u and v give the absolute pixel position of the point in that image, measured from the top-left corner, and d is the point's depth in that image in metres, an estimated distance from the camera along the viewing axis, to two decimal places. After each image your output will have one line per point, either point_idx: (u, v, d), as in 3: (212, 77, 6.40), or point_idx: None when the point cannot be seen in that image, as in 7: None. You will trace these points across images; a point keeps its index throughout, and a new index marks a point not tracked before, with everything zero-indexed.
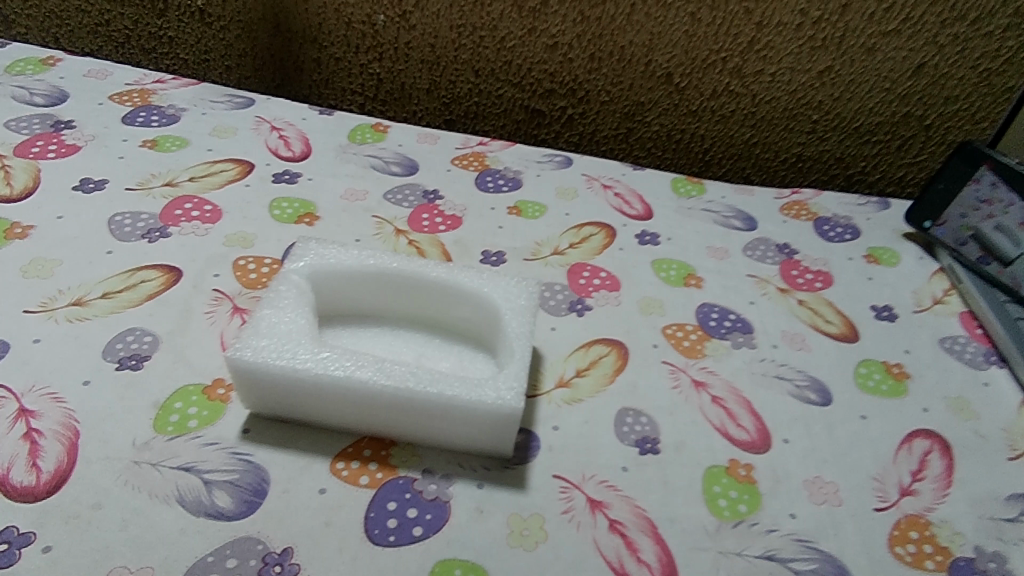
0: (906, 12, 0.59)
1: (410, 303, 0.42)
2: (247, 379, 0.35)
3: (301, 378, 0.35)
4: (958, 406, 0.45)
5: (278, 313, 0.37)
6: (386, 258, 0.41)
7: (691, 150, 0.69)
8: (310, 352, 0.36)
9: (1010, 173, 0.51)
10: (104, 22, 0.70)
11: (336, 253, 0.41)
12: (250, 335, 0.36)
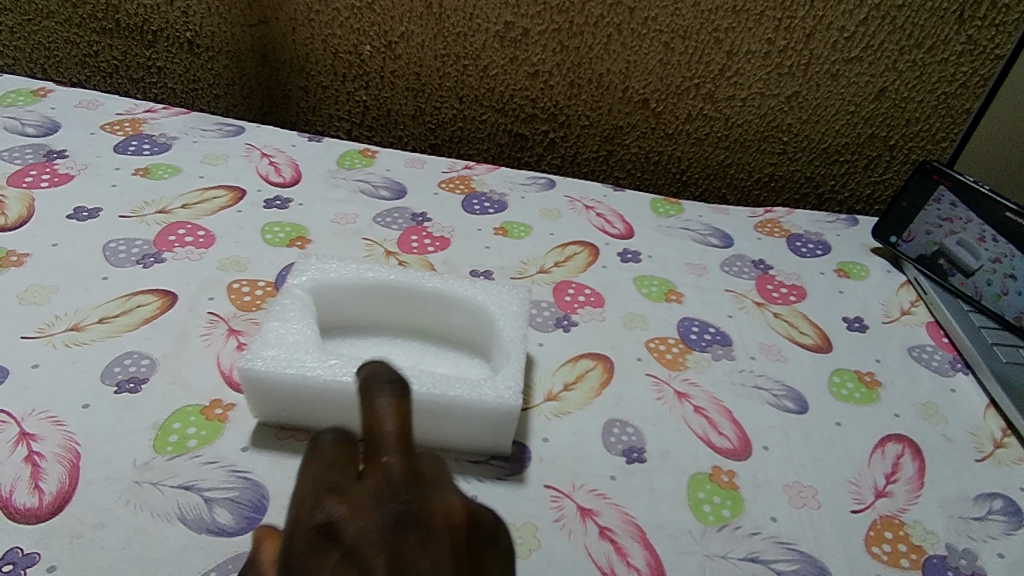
0: (865, 41, 0.62)
1: (407, 311, 0.43)
2: (257, 388, 0.37)
3: (309, 385, 0.36)
4: (926, 411, 0.47)
5: (283, 325, 0.39)
6: (383, 270, 0.43)
7: (669, 171, 0.72)
8: (316, 360, 0.37)
9: (966, 192, 0.55)
10: (93, 53, 0.71)
11: (334, 266, 0.43)
12: (257, 348, 0.37)
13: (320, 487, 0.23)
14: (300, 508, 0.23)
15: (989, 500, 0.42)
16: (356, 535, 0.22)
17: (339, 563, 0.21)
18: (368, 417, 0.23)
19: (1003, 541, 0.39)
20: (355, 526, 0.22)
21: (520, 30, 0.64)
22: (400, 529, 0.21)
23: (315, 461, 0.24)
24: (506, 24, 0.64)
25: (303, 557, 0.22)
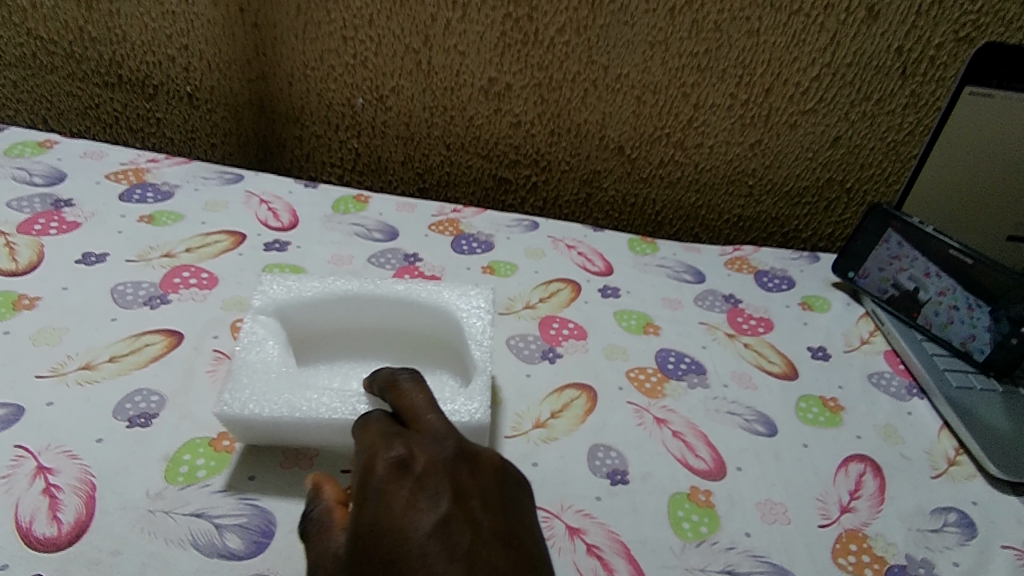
0: (819, 95, 0.68)
1: (370, 318, 0.47)
2: (240, 428, 0.39)
3: (286, 420, 0.38)
4: (885, 432, 0.51)
5: (257, 352, 0.42)
6: (344, 283, 0.47)
7: (644, 212, 0.77)
8: (291, 394, 0.39)
9: (911, 233, 0.60)
10: (95, 106, 0.74)
11: (292, 286, 0.46)
12: (228, 391, 0.39)
13: (386, 437, 0.32)
14: (369, 452, 0.32)
15: (944, 514, 0.45)
16: (426, 462, 0.30)
17: (413, 481, 0.29)
18: (407, 397, 0.36)
19: (957, 550, 0.43)
20: (425, 457, 0.31)
21: (503, 84, 0.69)
22: (457, 459, 0.31)
23: (376, 424, 0.34)
24: (490, 79, 0.69)
25: (383, 480, 0.30)
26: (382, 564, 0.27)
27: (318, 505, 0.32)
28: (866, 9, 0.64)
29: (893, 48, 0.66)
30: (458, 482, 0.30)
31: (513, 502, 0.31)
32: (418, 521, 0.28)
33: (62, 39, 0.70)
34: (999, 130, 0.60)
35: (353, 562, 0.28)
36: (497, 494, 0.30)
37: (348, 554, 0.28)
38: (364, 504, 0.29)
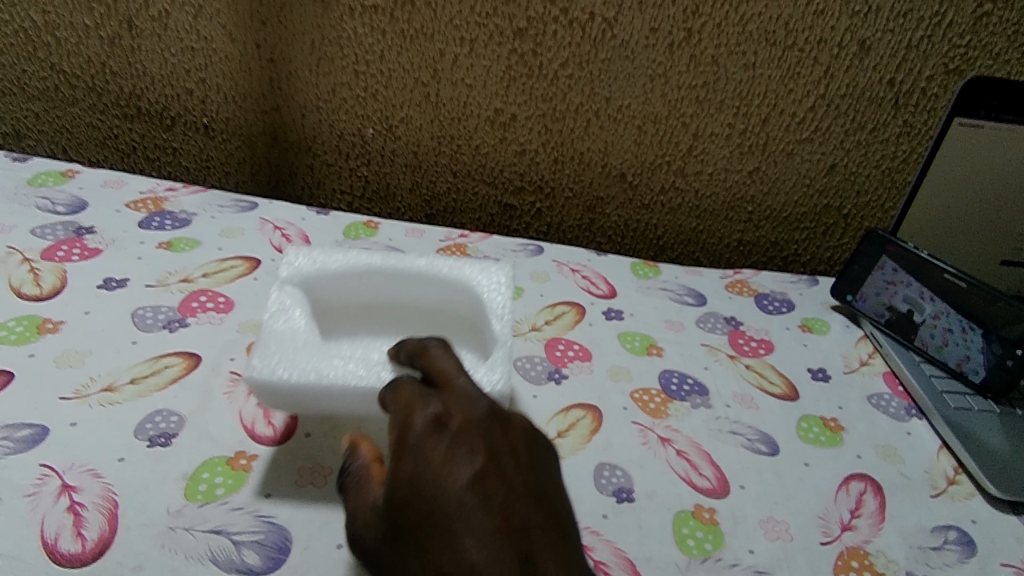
0: (815, 125, 0.71)
1: (391, 292, 0.49)
2: (266, 392, 0.41)
3: (312, 386, 0.40)
4: (885, 452, 0.52)
5: (284, 320, 0.44)
6: (369, 258, 0.49)
7: (646, 237, 0.79)
8: (317, 362, 0.41)
9: (903, 258, 0.62)
10: (113, 136, 0.77)
11: (319, 258, 0.48)
12: (257, 355, 0.41)
13: (421, 398, 0.36)
14: (406, 412, 0.36)
15: (944, 532, 0.46)
16: (461, 423, 0.34)
17: (448, 439, 0.34)
18: (436, 358, 0.39)
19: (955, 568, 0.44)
20: (459, 417, 0.35)
21: (509, 115, 0.72)
22: (489, 420, 0.35)
23: (411, 385, 0.37)
24: (496, 110, 0.71)
25: (420, 437, 0.34)
26: (421, 512, 0.32)
27: (354, 466, 0.36)
28: (858, 44, 0.66)
29: (886, 80, 0.68)
30: (489, 439, 0.34)
31: (540, 458, 0.35)
32: (453, 475, 0.32)
33: (84, 72, 0.72)
34: (990, 159, 0.62)
35: (395, 507, 0.32)
36: (525, 452, 0.34)
37: (390, 500, 0.33)
38: (404, 458, 0.33)
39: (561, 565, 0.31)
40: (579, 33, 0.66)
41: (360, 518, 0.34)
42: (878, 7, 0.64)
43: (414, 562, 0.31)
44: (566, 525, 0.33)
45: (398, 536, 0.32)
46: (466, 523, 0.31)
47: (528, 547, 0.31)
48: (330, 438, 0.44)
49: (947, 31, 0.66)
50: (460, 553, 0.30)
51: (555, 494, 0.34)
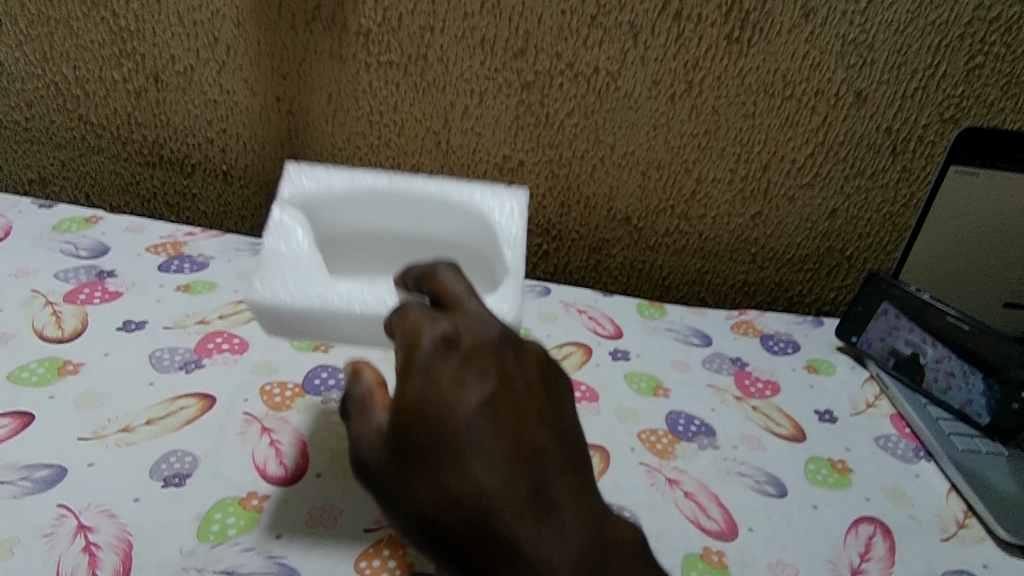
0: (815, 171, 0.73)
1: (386, 213, 0.56)
2: (264, 312, 0.45)
3: (316, 309, 0.44)
4: (893, 494, 0.53)
5: (285, 243, 0.48)
6: (368, 180, 0.55)
7: (651, 277, 0.81)
8: (320, 288, 0.45)
9: (904, 303, 0.63)
10: (135, 183, 0.78)
11: (319, 179, 0.54)
12: (260, 279, 0.45)
13: (428, 316, 0.35)
14: (413, 333, 0.35)
15: None
16: (471, 343, 0.34)
17: (458, 361, 0.34)
18: (444, 280, 0.38)
19: None
20: (469, 338, 0.35)
21: (517, 161, 0.74)
22: (501, 345, 0.35)
23: (417, 304, 0.37)
24: (504, 157, 0.73)
25: (429, 358, 0.34)
26: (432, 436, 0.32)
27: (359, 391, 0.38)
28: (854, 94, 0.69)
29: (882, 128, 0.70)
30: (501, 366, 0.34)
31: (551, 383, 0.36)
32: (464, 399, 0.33)
33: (110, 123, 0.74)
34: (992, 205, 0.63)
35: (403, 430, 0.33)
36: (538, 377, 0.35)
37: (398, 423, 0.33)
38: (412, 379, 0.33)
39: (573, 496, 0.34)
40: (585, 86, 0.68)
41: (365, 441, 0.35)
42: (873, 61, 0.67)
43: (424, 484, 0.32)
44: (577, 453, 0.35)
45: (406, 460, 0.33)
46: (479, 449, 0.32)
47: (543, 476, 0.33)
48: (340, 478, 0.46)
49: (940, 82, 0.68)
50: (473, 478, 0.32)
51: (568, 425, 0.36)
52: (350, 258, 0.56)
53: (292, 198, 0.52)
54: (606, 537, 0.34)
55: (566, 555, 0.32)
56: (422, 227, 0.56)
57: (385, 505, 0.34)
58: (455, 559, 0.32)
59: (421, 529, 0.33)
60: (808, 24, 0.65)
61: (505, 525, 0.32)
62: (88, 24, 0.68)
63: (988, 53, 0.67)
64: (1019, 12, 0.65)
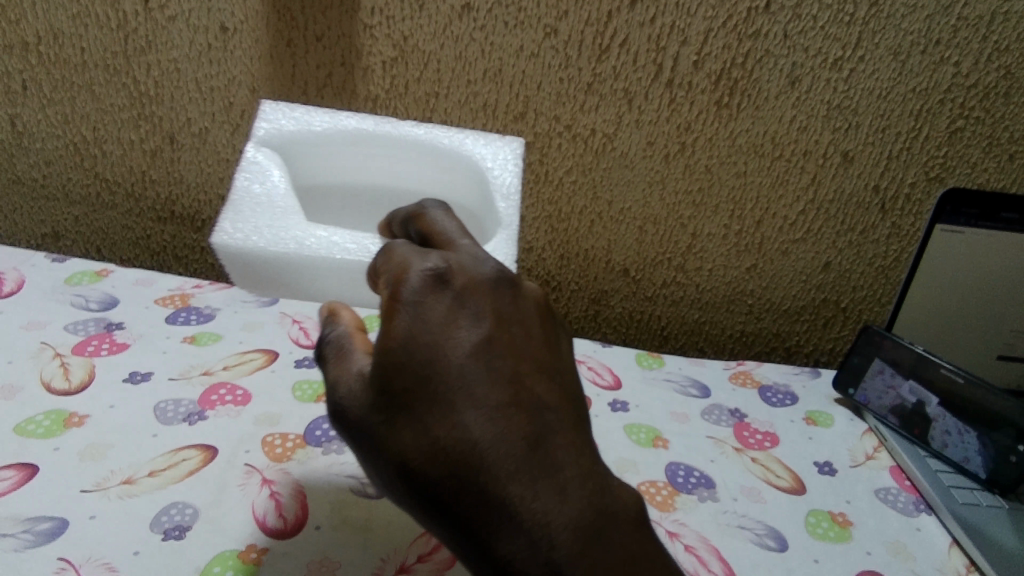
0: (806, 226, 0.75)
1: (359, 156, 0.62)
2: (234, 254, 0.48)
3: (293, 254, 0.48)
4: (896, 549, 0.52)
5: (258, 185, 0.52)
6: (346, 123, 0.60)
7: (651, 327, 0.82)
8: (294, 230, 0.49)
9: (891, 359, 0.65)
10: (146, 237, 0.80)
11: (297, 120, 0.59)
12: (229, 223, 0.48)
13: (417, 253, 0.34)
14: (401, 269, 0.33)
15: None
16: (466, 281, 0.33)
17: (450, 298, 0.32)
18: (435, 223, 0.38)
19: None
20: (461, 276, 0.33)
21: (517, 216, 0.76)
22: (499, 286, 0.34)
23: (404, 244, 0.36)
24: None
25: (417, 293, 0.32)
26: (421, 381, 0.31)
27: (336, 334, 0.35)
28: (841, 155, 0.71)
29: (870, 187, 0.73)
30: (494, 308, 0.33)
31: (546, 333, 0.35)
32: (456, 340, 0.31)
33: (125, 181, 0.76)
34: (980, 260, 0.65)
35: (388, 373, 0.31)
36: (535, 323, 0.35)
37: (381, 365, 0.31)
38: (399, 315, 0.32)
39: (574, 455, 0.32)
40: (582, 146, 0.71)
41: (344, 386, 0.33)
42: (858, 124, 0.70)
43: (412, 433, 0.31)
44: (576, 410, 0.34)
45: (393, 407, 0.31)
46: (472, 396, 0.31)
47: (541, 430, 0.32)
48: (339, 531, 0.46)
49: (924, 144, 0.71)
50: (466, 427, 0.31)
51: (567, 377, 0.35)
52: (322, 202, 0.62)
53: (269, 138, 0.57)
54: (607, 504, 0.33)
55: (564, 521, 0.31)
56: (399, 168, 0.63)
57: (364, 457, 0.33)
58: (442, 514, 0.31)
59: (407, 483, 0.31)
60: (794, 90, 0.68)
61: (498, 482, 0.31)
62: (109, 90, 0.71)
63: (968, 117, 0.70)
64: (996, 80, 0.68)
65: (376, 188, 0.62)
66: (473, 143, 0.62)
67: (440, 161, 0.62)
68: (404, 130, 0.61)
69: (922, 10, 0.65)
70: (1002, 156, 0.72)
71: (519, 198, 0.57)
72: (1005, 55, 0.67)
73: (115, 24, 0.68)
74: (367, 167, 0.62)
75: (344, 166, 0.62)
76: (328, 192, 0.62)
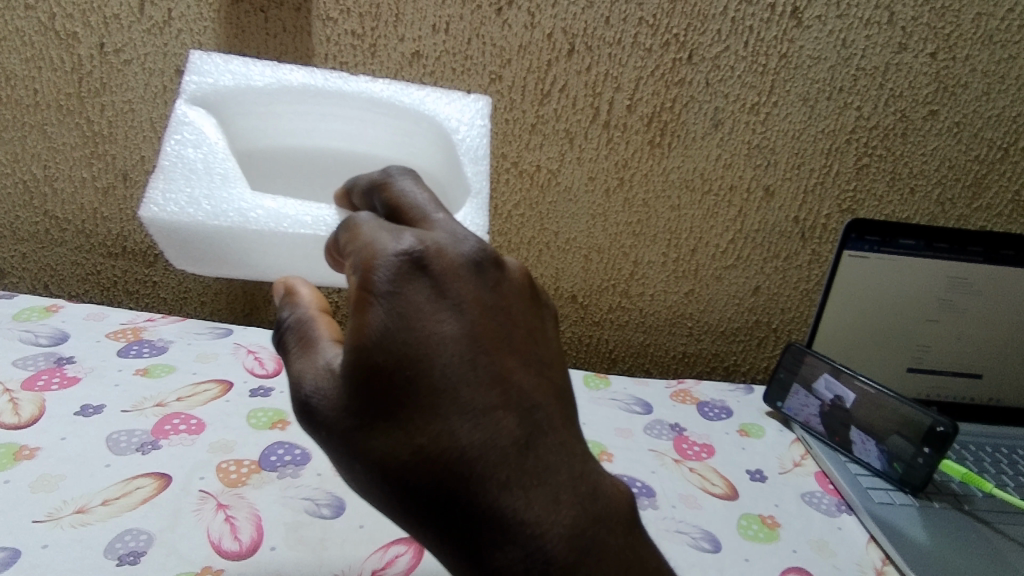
0: (736, 254, 0.81)
1: (304, 120, 0.60)
2: (166, 227, 0.48)
3: (236, 227, 0.48)
4: (819, 546, 0.57)
5: (192, 150, 0.52)
6: (292, 78, 0.57)
7: (599, 350, 0.86)
8: (236, 203, 0.49)
9: (806, 381, 0.71)
10: (95, 272, 0.79)
11: (235, 74, 0.56)
12: (161, 193, 0.49)
13: (387, 233, 0.33)
14: (371, 252, 0.32)
15: None
16: (445, 266, 0.32)
17: (428, 286, 0.31)
18: (407, 192, 0.36)
19: None
20: (439, 260, 0.32)
21: None
22: (481, 270, 0.33)
23: (372, 222, 0.34)
24: None
25: (393, 283, 0.31)
26: (399, 381, 0.30)
27: (296, 319, 0.36)
28: (763, 189, 0.78)
29: (791, 218, 0.80)
30: (476, 294, 0.32)
31: (533, 318, 0.35)
32: (436, 335, 0.31)
33: (75, 218, 0.76)
34: (885, 283, 0.72)
35: (365, 373, 0.31)
36: (519, 308, 0.34)
37: (358, 366, 0.31)
38: (374, 307, 0.31)
39: (563, 456, 0.33)
40: (528, 181, 0.76)
41: (310, 381, 0.33)
42: (776, 162, 0.77)
43: (393, 441, 0.31)
44: (567, 406, 0.34)
45: (371, 411, 0.31)
46: (457, 398, 0.31)
47: (529, 431, 0.32)
48: (293, 551, 0.48)
49: (835, 179, 0.78)
50: (452, 433, 0.30)
51: (553, 370, 0.34)
52: (269, 168, 0.61)
53: (202, 95, 0.55)
54: (600, 508, 0.33)
55: (556, 527, 0.31)
56: (355, 128, 0.61)
57: (342, 463, 0.32)
58: (431, 524, 0.31)
59: (389, 493, 0.31)
60: (718, 132, 0.75)
61: (488, 492, 0.31)
62: (61, 129, 0.72)
63: (872, 155, 0.77)
64: (893, 122, 0.76)
65: (328, 154, 0.61)
66: (437, 101, 0.58)
67: (400, 124, 0.60)
68: (357, 85, 0.57)
69: (825, 61, 0.73)
70: (904, 190, 0.79)
71: (488, 163, 0.56)
72: (900, 100, 0.75)
73: (69, 67, 0.69)
74: (319, 127, 0.61)
75: (293, 128, 0.60)
76: (274, 159, 0.61)
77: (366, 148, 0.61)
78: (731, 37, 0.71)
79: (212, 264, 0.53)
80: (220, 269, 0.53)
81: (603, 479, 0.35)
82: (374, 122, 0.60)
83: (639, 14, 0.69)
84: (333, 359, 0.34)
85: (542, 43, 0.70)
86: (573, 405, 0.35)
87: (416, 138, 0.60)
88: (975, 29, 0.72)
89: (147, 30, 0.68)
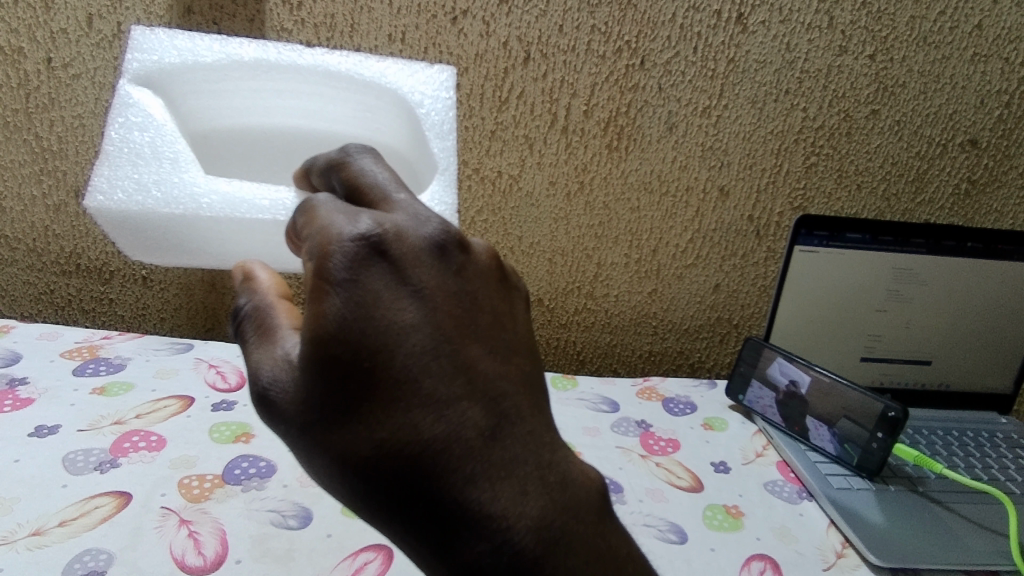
0: (695, 254, 0.83)
1: (258, 100, 0.60)
2: (112, 215, 0.48)
3: (188, 214, 0.48)
4: (782, 533, 0.58)
5: (138, 134, 0.51)
6: (242, 55, 0.56)
7: (567, 352, 0.87)
8: (186, 188, 0.49)
9: (764, 372, 0.74)
10: (48, 291, 0.77)
11: (181, 50, 0.55)
12: (107, 180, 0.48)
13: (344, 217, 0.32)
14: (327, 237, 0.32)
15: None
16: (406, 252, 0.32)
17: (388, 271, 0.31)
18: (368, 173, 0.36)
19: None
20: (399, 244, 0.32)
21: None
22: (444, 256, 0.33)
23: (330, 206, 0.33)
24: None
25: (350, 271, 0.31)
26: (360, 375, 0.30)
27: (255, 305, 0.36)
28: (718, 189, 0.80)
29: (746, 217, 0.82)
30: (438, 279, 0.32)
31: (500, 306, 0.35)
32: (397, 323, 0.31)
33: (26, 237, 0.74)
34: (834, 275, 0.75)
35: (324, 366, 0.31)
36: (484, 293, 0.34)
37: (316, 358, 0.31)
38: (330, 297, 0.30)
39: (531, 447, 0.33)
40: (490, 187, 0.76)
41: (269, 372, 0.33)
42: (729, 162, 0.79)
43: (356, 438, 0.31)
44: (534, 395, 0.35)
45: (330, 405, 0.31)
46: (419, 392, 0.31)
47: (495, 422, 0.32)
48: (260, 563, 0.47)
49: (785, 178, 0.81)
50: (415, 427, 0.31)
51: (521, 358, 0.35)
52: (226, 154, 0.61)
53: (146, 72, 0.54)
54: (570, 497, 0.34)
55: (523, 518, 0.32)
56: (314, 105, 0.61)
57: (306, 461, 0.32)
58: (397, 523, 0.32)
59: (355, 492, 0.31)
60: (672, 134, 0.77)
61: (454, 487, 0.31)
62: (8, 147, 0.70)
63: (820, 154, 0.80)
64: (838, 122, 0.79)
65: (287, 131, 0.61)
66: (400, 71, 0.58)
67: (361, 98, 0.59)
68: (314, 57, 0.57)
69: (771, 65, 0.75)
70: (851, 187, 0.82)
71: (455, 138, 0.57)
72: (843, 100, 0.78)
73: (15, 83, 0.68)
74: (275, 103, 0.60)
75: (247, 106, 0.60)
76: (229, 138, 0.61)
77: (325, 125, 0.61)
78: (681, 43, 0.73)
79: (170, 253, 0.53)
80: (181, 259, 0.54)
81: (573, 469, 0.35)
82: (335, 98, 0.60)
83: (591, 22, 0.71)
84: (292, 349, 0.34)
85: (497, 52, 0.71)
86: (542, 394, 0.35)
87: (379, 113, 0.60)
88: (909, 31, 0.76)
89: (95, 43, 0.67)
